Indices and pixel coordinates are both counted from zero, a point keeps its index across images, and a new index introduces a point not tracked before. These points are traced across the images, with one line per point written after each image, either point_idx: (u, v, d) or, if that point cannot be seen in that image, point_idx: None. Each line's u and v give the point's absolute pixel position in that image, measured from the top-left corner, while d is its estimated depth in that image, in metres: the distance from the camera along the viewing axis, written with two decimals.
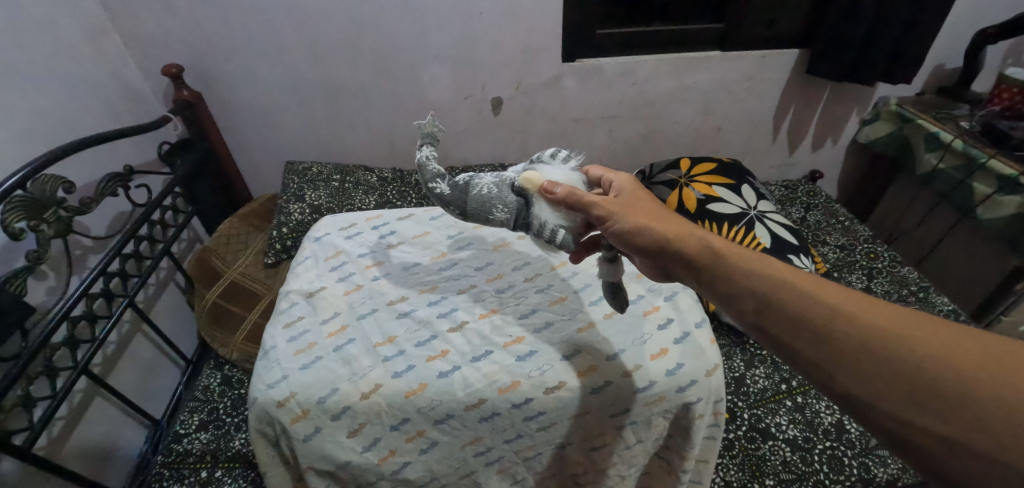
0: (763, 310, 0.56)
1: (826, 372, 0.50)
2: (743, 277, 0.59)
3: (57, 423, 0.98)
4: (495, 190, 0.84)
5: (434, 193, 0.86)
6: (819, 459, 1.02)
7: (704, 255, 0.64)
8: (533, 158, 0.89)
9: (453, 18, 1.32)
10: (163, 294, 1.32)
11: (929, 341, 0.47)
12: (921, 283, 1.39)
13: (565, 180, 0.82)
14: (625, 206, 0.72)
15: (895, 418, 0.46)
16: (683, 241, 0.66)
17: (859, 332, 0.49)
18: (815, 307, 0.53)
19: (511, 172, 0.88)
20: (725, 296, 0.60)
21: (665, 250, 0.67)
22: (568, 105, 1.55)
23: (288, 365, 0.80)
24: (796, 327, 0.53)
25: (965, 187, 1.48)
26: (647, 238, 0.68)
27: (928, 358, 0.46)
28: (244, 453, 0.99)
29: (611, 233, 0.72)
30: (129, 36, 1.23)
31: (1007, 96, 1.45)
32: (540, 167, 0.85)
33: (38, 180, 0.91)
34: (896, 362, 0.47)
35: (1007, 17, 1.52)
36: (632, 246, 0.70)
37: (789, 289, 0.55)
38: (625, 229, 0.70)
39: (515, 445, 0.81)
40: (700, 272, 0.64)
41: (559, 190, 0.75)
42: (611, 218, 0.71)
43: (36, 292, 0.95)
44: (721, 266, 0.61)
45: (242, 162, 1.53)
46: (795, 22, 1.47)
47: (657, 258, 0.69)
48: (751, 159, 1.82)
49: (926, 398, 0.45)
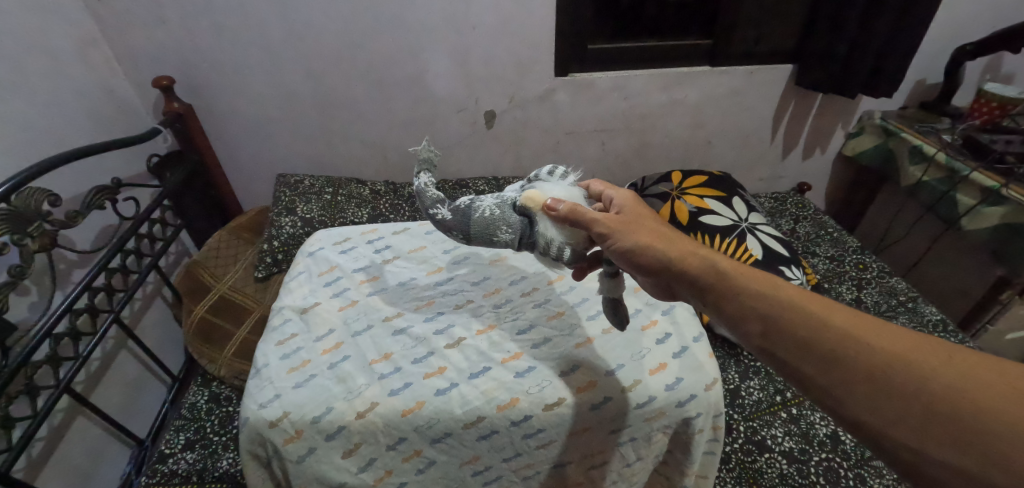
0: (768, 333, 0.56)
1: (836, 397, 0.50)
2: (747, 297, 0.59)
3: (37, 444, 0.95)
4: (498, 211, 0.84)
5: (435, 219, 0.85)
6: (815, 471, 1.01)
7: (708, 274, 0.64)
8: (531, 177, 0.89)
9: (446, 32, 1.33)
10: (149, 309, 1.29)
11: (941, 367, 0.47)
12: (910, 294, 1.41)
13: (566, 196, 0.82)
14: (625, 224, 0.72)
15: (907, 445, 0.46)
16: (685, 260, 0.66)
17: (869, 357, 0.50)
18: (822, 330, 0.53)
19: (511, 192, 0.88)
20: (727, 316, 0.61)
21: (667, 270, 0.67)
22: (560, 119, 1.57)
23: (281, 384, 0.78)
24: (803, 350, 0.53)
25: (950, 199, 1.51)
26: (647, 256, 0.69)
27: (941, 385, 0.46)
28: (232, 473, 0.96)
29: (612, 251, 0.72)
30: (119, 48, 1.22)
31: (986, 110, 1.51)
32: (540, 185, 0.85)
33: (22, 193, 0.89)
34: (908, 389, 0.47)
35: (984, 34, 1.57)
36: (633, 264, 0.70)
37: (796, 312, 0.55)
38: (626, 247, 0.70)
39: (514, 463, 0.80)
40: (704, 291, 0.64)
41: (561, 207, 0.76)
42: (612, 236, 0.72)
43: (19, 308, 0.93)
44: (726, 287, 0.62)
45: (233, 174, 1.52)
46: (781, 37, 1.50)
47: (658, 277, 0.69)
48: (741, 171, 1.85)
49: (943, 428, 0.45)
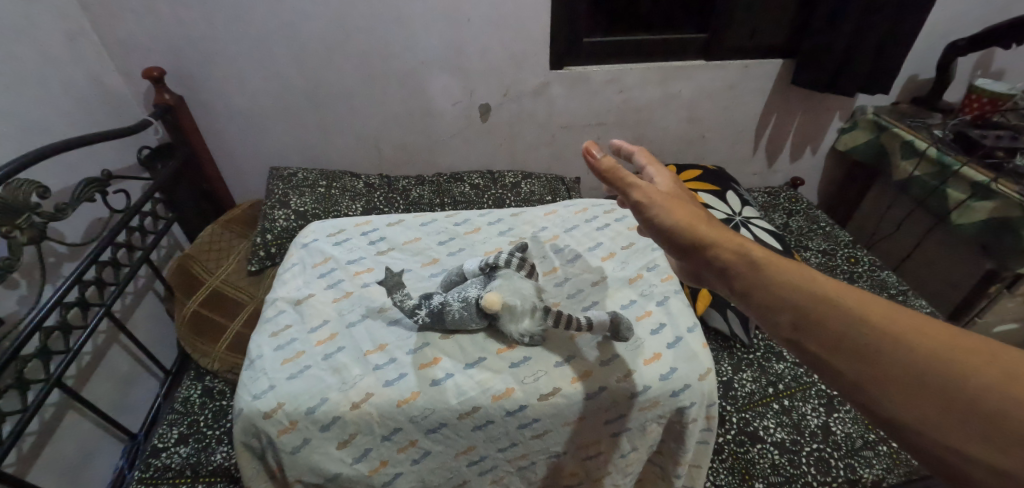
0: (798, 324, 0.49)
1: (867, 393, 0.44)
2: (776, 286, 0.52)
3: (28, 439, 0.94)
4: (465, 312, 0.79)
5: (418, 287, 0.96)
6: (806, 461, 1.03)
7: (738, 262, 0.56)
8: (490, 261, 0.84)
9: (440, 23, 1.32)
10: (141, 303, 1.28)
11: (984, 366, 0.40)
12: (900, 287, 1.42)
13: (521, 297, 0.78)
14: (666, 199, 0.64)
15: (941, 444, 0.40)
16: (717, 244, 0.58)
17: (901, 350, 0.43)
18: (853, 323, 0.46)
19: (472, 285, 0.82)
20: (753, 306, 0.54)
21: (698, 252, 0.60)
22: (556, 112, 1.56)
23: (276, 375, 0.78)
24: (832, 344, 0.46)
25: (941, 194, 1.54)
26: (687, 235, 0.61)
27: (983, 386, 0.40)
28: (226, 467, 0.96)
29: (646, 225, 0.64)
30: (109, 38, 1.20)
31: (978, 105, 1.53)
32: (501, 284, 0.80)
33: (11, 184, 0.87)
34: (945, 388, 0.41)
35: (975, 30, 1.58)
36: (668, 242, 0.63)
37: (828, 304, 0.48)
38: (663, 224, 0.62)
39: (510, 454, 0.81)
40: (730, 278, 0.57)
41: (603, 158, 0.64)
42: (649, 207, 0.63)
43: (8, 302, 0.92)
44: (754, 276, 0.54)
45: (226, 167, 1.50)
46: (777, 31, 1.52)
47: (688, 259, 0.62)
48: (736, 166, 1.85)
49: (985, 432, 0.39)
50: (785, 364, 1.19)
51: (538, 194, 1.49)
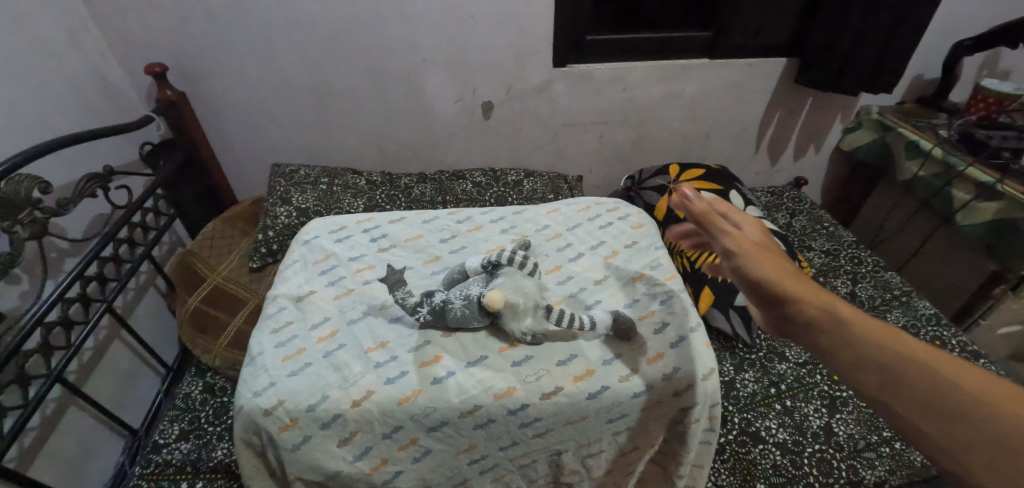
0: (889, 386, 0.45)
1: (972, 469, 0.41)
2: (866, 345, 0.48)
3: (29, 434, 0.94)
4: (466, 311, 0.79)
5: (420, 284, 0.95)
6: (808, 462, 1.03)
7: (828, 320, 0.51)
8: (493, 259, 0.84)
9: (443, 20, 1.31)
10: (142, 299, 1.28)
11: None
12: (904, 287, 1.42)
13: (524, 295, 0.78)
14: (757, 249, 0.58)
15: None
16: (808, 299, 0.53)
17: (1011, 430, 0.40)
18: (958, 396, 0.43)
19: (475, 283, 0.82)
20: (839, 367, 0.49)
21: (784, 306, 0.54)
22: (558, 110, 1.56)
23: (276, 372, 0.78)
24: (937, 419, 0.42)
25: (945, 194, 1.52)
26: (778, 289, 0.55)
27: None
28: (226, 464, 0.96)
29: (731, 272, 0.58)
30: (112, 34, 1.20)
31: (983, 106, 1.51)
32: (504, 281, 0.79)
33: (13, 179, 0.87)
34: None
35: (982, 30, 1.57)
36: (752, 293, 0.57)
37: (926, 369, 0.45)
38: (752, 275, 0.56)
39: (511, 453, 0.81)
40: (815, 334, 0.51)
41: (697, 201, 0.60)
42: (736, 255, 0.58)
43: (9, 297, 0.92)
44: (845, 337, 0.49)
45: (228, 164, 1.50)
46: (781, 29, 1.51)
47: (773, 313, 0.56)
48: (739, 165, 1.84)
49: None
50: (787, 365, 1.19)
51: (540, 192, 1.49)
